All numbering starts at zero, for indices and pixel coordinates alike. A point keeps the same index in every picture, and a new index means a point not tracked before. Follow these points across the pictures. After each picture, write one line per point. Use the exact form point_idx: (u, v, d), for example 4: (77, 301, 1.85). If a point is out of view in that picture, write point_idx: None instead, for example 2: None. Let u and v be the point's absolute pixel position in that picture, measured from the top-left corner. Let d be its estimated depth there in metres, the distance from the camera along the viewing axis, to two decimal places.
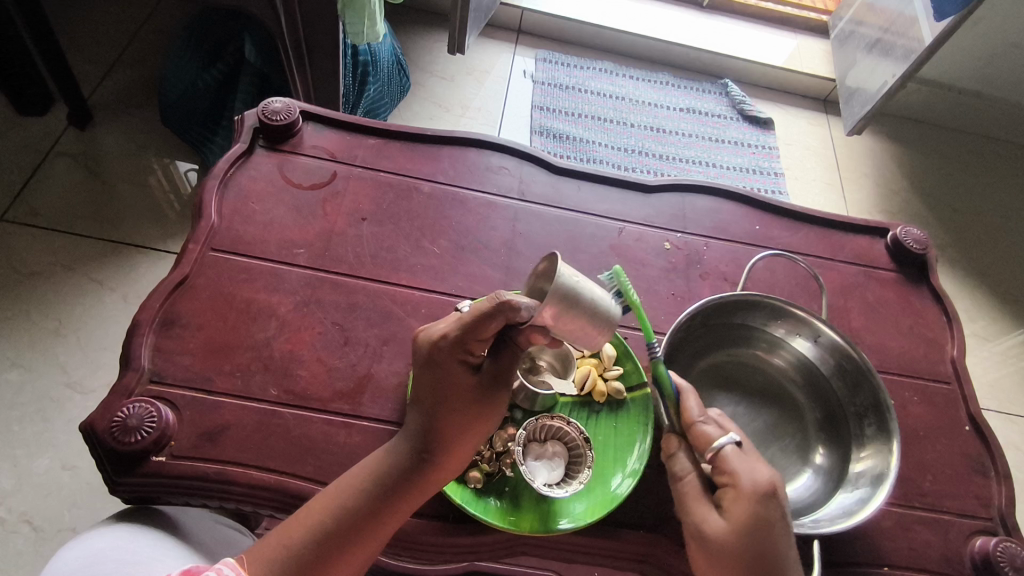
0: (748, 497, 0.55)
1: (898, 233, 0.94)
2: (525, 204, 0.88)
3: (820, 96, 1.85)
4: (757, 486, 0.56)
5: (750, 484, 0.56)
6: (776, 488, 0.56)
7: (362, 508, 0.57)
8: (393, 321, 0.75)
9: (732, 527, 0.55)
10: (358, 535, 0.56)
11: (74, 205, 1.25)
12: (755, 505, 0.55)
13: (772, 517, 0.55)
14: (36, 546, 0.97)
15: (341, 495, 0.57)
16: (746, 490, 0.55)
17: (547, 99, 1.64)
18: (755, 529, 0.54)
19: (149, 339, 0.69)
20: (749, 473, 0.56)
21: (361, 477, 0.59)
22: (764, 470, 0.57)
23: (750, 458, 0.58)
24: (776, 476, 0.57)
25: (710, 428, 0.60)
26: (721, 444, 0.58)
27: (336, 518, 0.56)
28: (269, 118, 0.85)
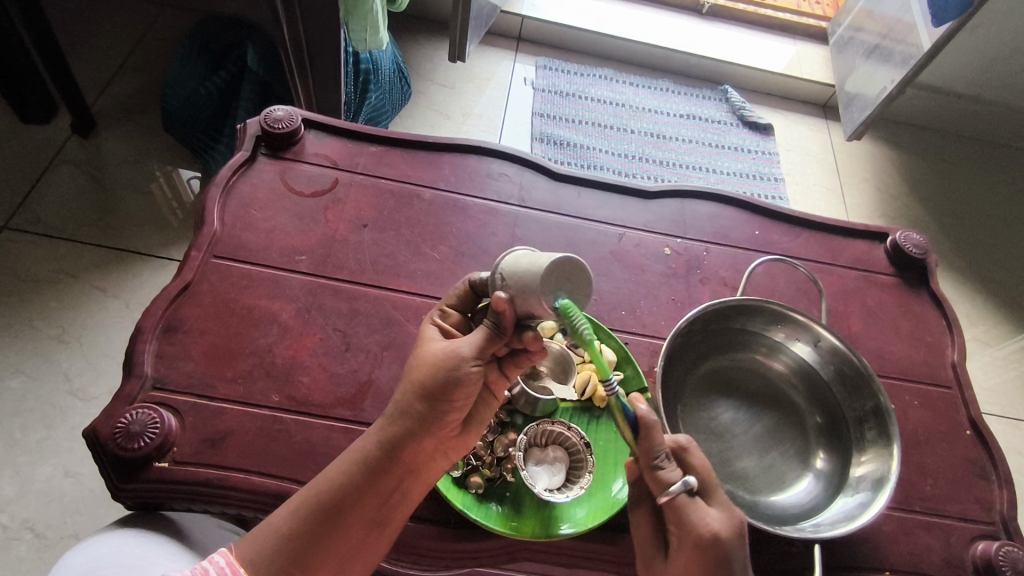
0: (692, 551, 0.54)
1: (898, 237, 0.94)
2: (526, 209, 0.88)
3: (820, 101, 1.86)
4: (700, 541, 0.54)
5: (694, 539, 0.54)
6: (724, 540, 0.54)
7: (341, 513, 0.55)
8: (394, 327, 0.76)
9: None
10: (338, 541, 0.54)
11: (77, 212, 1.26)
12: (700, 559, 0.54)
13: (730, 560, 0.54)
14: (38, 553, 0.97)
15: (318, 497, 0.55)
16: (691, 546, 0.54)
17: (547, 106, 1.65)
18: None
19: (152, 346, 0.69)
20: (696, 527, 0.54)
21: (337, 481, 0.56)
22: (713, 522, 0.55)
23: (700, 508, 0.56)
24: (725, 528, 0.55)
25: (667, 470, 0.57)
26: (672, 492, 0.56)
27: (316, 520, 0.54)
28: (271, 126, 0.85)
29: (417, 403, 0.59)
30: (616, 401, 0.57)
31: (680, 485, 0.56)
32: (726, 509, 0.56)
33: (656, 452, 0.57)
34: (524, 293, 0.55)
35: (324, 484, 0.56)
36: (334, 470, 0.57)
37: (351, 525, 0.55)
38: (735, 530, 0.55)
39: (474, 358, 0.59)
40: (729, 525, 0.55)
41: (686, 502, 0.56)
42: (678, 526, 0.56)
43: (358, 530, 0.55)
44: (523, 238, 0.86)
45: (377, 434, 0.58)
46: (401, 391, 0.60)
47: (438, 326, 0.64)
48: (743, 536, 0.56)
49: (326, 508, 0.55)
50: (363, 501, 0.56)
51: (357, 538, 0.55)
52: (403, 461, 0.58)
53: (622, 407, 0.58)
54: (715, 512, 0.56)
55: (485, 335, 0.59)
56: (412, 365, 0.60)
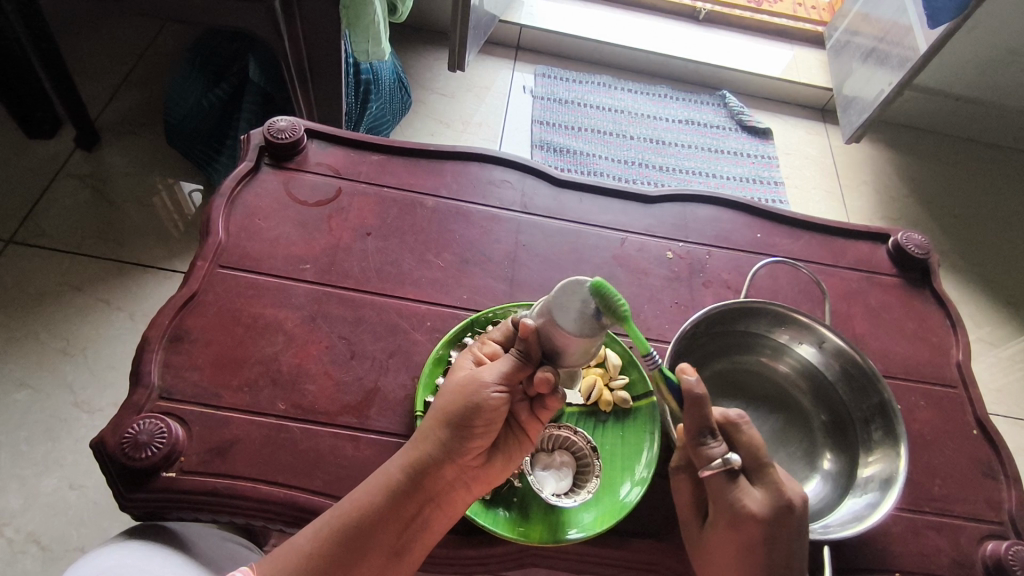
0: (730, 527, 0.57)
1: (899, 238, 0.95)
2: (528, 215, 0.89)
3: (818, 105, 1.87)
4: (738, 519, 0.57)
5: (732, 516, 0.57)
6: (761, 520, 0.56)
7: (365, 535, 0.56)
8: (399, 334, 0.76)
9: (714, 546, 0.59)
10: (357, 562, 0.55)
11: (81, 225, 1.26)
12: (739, 536, 0.57)
13: (777, 533, 0.56)
14: (45, 566, 0.97)
15: (343, 517, 0.56)
16: (729, 521, 0.57)
17: (547, 114, 1.66)
18: (742, 555, 0.57)
19: (158, 355, 0.69)
20: (734, 505, 0.57)
21: (363, 500, 0.57)
22: (751, 502, 0.57)
23: (741, 487, 0.58)
24: (767, 510, 0.57)
25: (711, 447, 0.59)
26: (713, 468, 0.57)
27: (338, 539, 0.56)
28: (274, 136, 0.86)
29: (440, 429, 0.59)
30: (659, 373, 0.64)
31: (720, 463, 0.57)
32: (770, 490, 0.57)
33: (703, 429, 0.59)
34: (545, 321, 0.57)
35: (351, 503, 0.57)
36: (361, 492, 0.58)
37: (371, 551, 0.56)
38: (779, 512, 0.57)
39: (496, 384, 0.59)
40: (770, 507, 0.56)
41: (727, 481, 0.58)
42: (717, 502, 0.58)
43: (377, 555, 0.56)
44: (526, 243, 0.86)
45: (405, 457, 0.59)
46: (431, 417, 0.61)
47: (475, 357, 0.65)
48: (790, 521, 0.57)
49: (354, 527, 0.56)
50: (383, 526, 0.57)
51: (375, 560, 0.56)
52: (428, 488, 0.59)
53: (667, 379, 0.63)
54: (756, 493, 0.58)
55: (515, 363, 0.59)
56: (442, 394, 0.61)
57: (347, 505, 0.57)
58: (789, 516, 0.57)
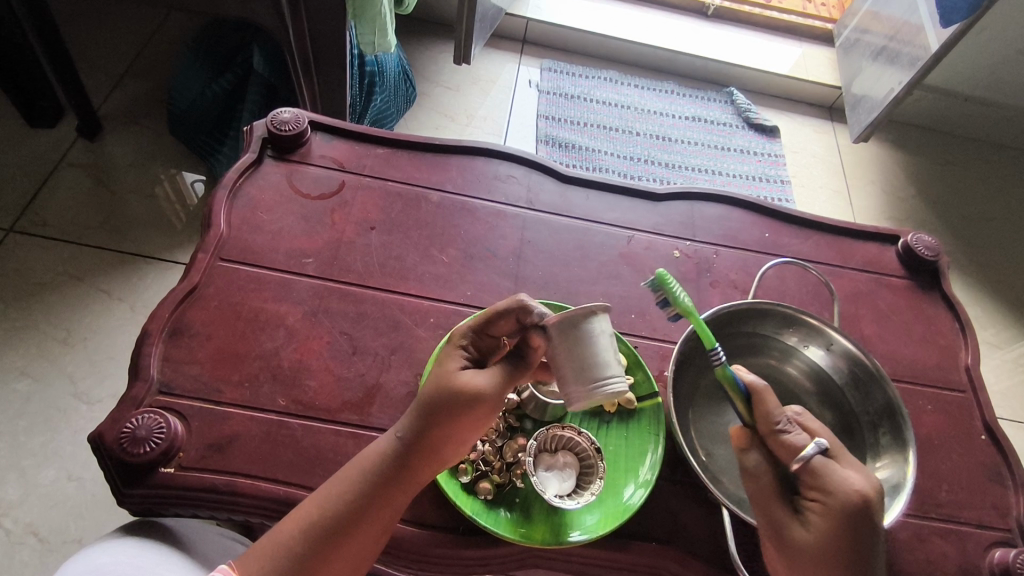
0: (840, 508, 0.55)
1: (909, 240, 0.93)
2: (533, 212, 0.88)
3: (826, 103, 1.85)
4: (852, 497, 0.56)
5: (845, 497, 0.56)
6: (869, 498, 0.56)
7: (355, 520, 0.56)
8: (402, 330, 0.75)
9: (815, 536, 0.56)
10: (339, 551, 0.55)
11: (82, 215, 1.25)
12: (846, 515, 0.55)
13: (875, 514, 0.56)
14: (44, 557, 0.96)
15: (325, 509, 0.56)
16: (840, 503, 0.56)
17: (552, 109, 1.65)
18: (845, 538, 0.55)
19: (158, 349, 0.68)
20: (837, 483, 0.57)
21: (352, 485, 0.57)
22: (855, 481, 0.57)
23: (840, 468, 0.58)
24: (868, 486, 0.57)
25: (795, 435, 0.60)
26: (808, 454, 0.58)
27: (320, 530, 0.55)
28: (278, 128, 0.85)
29: (433, 421, 0.58)
30: (725, 370, 0.63)
31: (813, 447, 0.59)
32: (862, 471, 0.58)
33: (776, 418, 0.61)
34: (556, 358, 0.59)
35: (336, 494, 0.56)
36: (342, 482, 0.57)
37: (357, 538, 0.56)
38: (875, 489, 0.57)
39: (498, 399, 0.59)
40: (870, 483, 0.57)
41: (824, 462, 0.58)
42: (816, 489, 0.57)
43: (362, 540, 0.56)
44: (531, 239, 0.85)
45: (395, 443, 0.58)
46: (422, 412, 0.58)
47: (466, 349, 0.62)
48: (880, 497, 0.58)
49: (336, 517, 0.55)
50: (369, 514, 0.56)
51: (362, 546, 0.56)
52: (420, 472, 0.58)
53: (732, 377, 0.63)
54: (852, 471, 0.58)
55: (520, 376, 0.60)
56: (436, 396, 0.58)
57: (335, 496, 0.56)
58: (880, 493, 0.58)
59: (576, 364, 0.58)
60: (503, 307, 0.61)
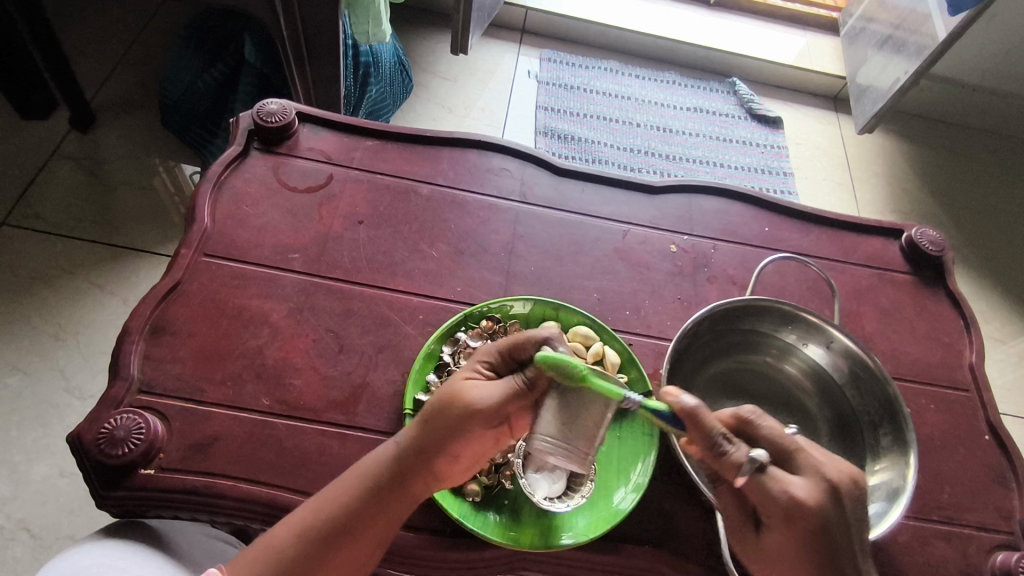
0: (785, 525, 0.53)
1: (913, 234, 0.91)
2: (527, 205, 0.86)
3: (830, 94, 1.82)
4: (790, 513, 0.53)
5: (784, 514, 0.53)
6: (809, 510, 0.52)
7: (345, 533, 0.54)
8: (390, 328, 0.73)
9: (775, 552, 0.55)
10: (334, 560, 0.54)
11: (74, 208, 1.24)
12: (794, 530, 0.53)
13: (832, 523, 0.52)
14: (35, 553, 0.95)
15: (318, 515, 0.54)
16: (782, 518, 0.53)
17: (551, 100, 1.62)
18: (803, 553, 0.53)
19: (139, 347, 0.67)
20: (780, 498, 0.53)
21: (343, 498, 0.55)
22: (795, 489, 0.53)
23: (778, 479, 0.54)
24: (813, 495, 0.53)
25: (733, 451, 0.55)
26: (744, 472, 0.54)
27: (313, 537, 0.54)
28: (264, 120, 0.83)
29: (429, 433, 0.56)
30: (647, 407, 0.55)
31: (749, 465, 0.54)
32: (811, 476, 0.54)
33: (711, 439, 0.55)
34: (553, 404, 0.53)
35: (330, 500, 0.55)
36: (336, 489, 0.56)
37: (352, 546, 0.55)
38: (827, 496, 0.53)
39: (495, 413, 0.56)
40: (816, 491, 0.53)
41: (761, 478, 0.54)
42: (761, 503, 0.54)
43: (359, 549, 0.55)
44: (524, 234, 0.83)
45: (393, 453, 0.57)
46: (422, 425, 0.57)
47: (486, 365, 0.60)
48: (834, 502, 0.53)
49: (330, 524, 0.54)
50: (364, 523, 0.55)
51: (359, 554, 0.55)
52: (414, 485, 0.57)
53: (655, 410, 0.55)
54: (798, 480, 0.54)
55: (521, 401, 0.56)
56: (439, 400, 0.57)
57: (327, 511, 0.55)
58: (834, 497, 0.53)
59: (551, 419, 0.53)
60: (534, 336, 0.58)
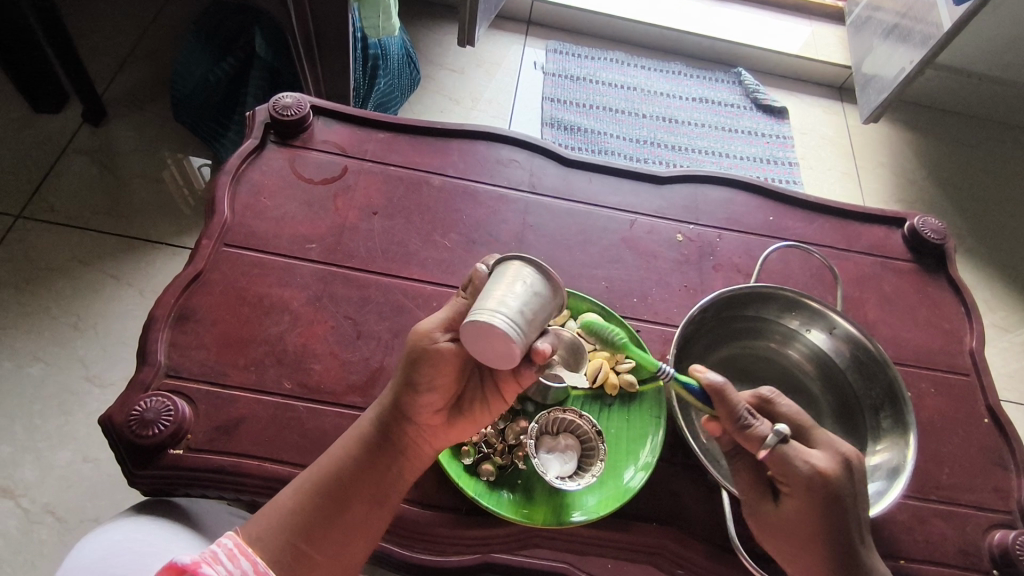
0: (805, 493, 0.56)
1: (916, 222, 0.93)
2: (536, 195, 0.88)
3: (835, 83, 1.82)
4: (811, 482, 0.56)
5: (805, 483, 0.56)
6: (831, 480, 0.56)
7: (340, 495, 0.57)
8: (405, 315, 0.75)
9: (791, 521, 0.57)
10: (340, 517, 0.56)
11: (91, 201, 1.26)
12: (814, 498, 0.56)
13: (844, 492, 0.56)
14: (61, 535, 0.99)
15: (323, 474, 0.57)
16: (802, 487, 0.56)
17: (557, 91, 1.63)
18: (821, 519, 0.56)
19: (165, 333, 0.70)
20: (803, 469, 0.56)
21: (333, 462, 0.58)
22: (816, 461, 0.56)
23: (800, 451, 0.57)
24: (832, 466, 0.56)
25: (757, 425, 0.57)
26: (769, 444, 0.56)
27: (321, 495, 0.56)
28: (280, 113, 0.85)
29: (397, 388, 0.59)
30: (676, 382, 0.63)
31: (773, 437, 0.57)
32: (827, 449, 0.58)
33: (737, 412, 0.58)
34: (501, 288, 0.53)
35: (332, 460, 0.58)
36: (336, 451, 0.59)
37: (355, 502, 0.57)
38: (842, 467, 0.57)
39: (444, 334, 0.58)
40: (833, 462, 0.57)
41: (785, 449, 0.57)
42: (783, 474, 0.57)
43: (359, 506, 0.57)
44: (533, 224, 0.85)
45: (374, 414, 0.60)
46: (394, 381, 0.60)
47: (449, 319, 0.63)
48: (850, 474, 0.57)
49: (333, 482, 0.57)
50: (361, 478, 0.58)
51: (360, 511, 0.57)
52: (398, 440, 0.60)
53: (685, 385, 0.63)
54: (818, 453, 0.57)
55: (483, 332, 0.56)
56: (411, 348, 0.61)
57: (317, 475, 0.57)
58: (848, 468, 0.57)
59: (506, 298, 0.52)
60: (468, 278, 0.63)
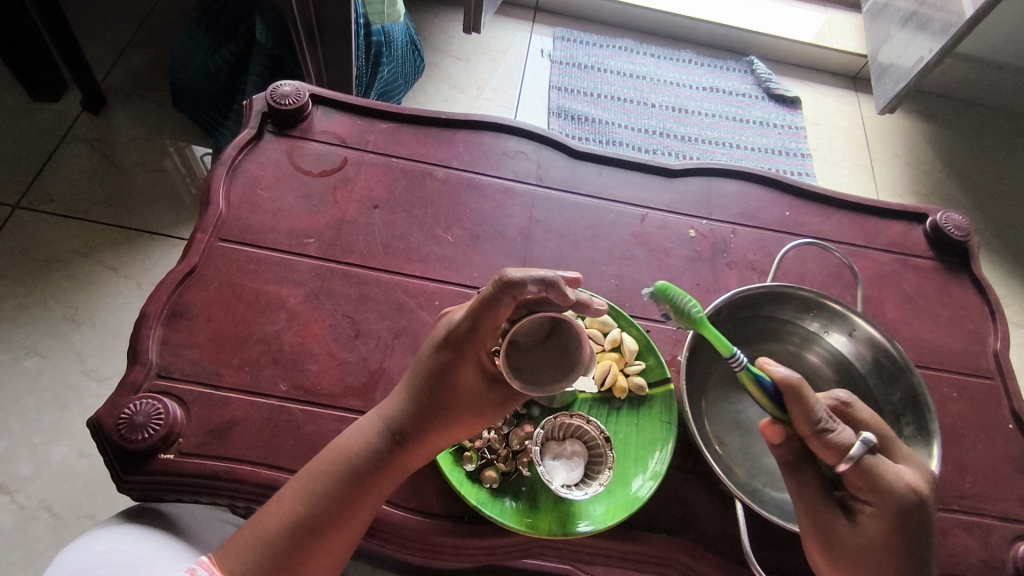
0: (895, 508, 0.53)
1: (938, 218, 0.89)
2: (543, 189, 0.84)
3: (850, 73, 1.77)
4: (903, 497, 0.54)
5: (895, 497, 0.54)
6: (924, 496, 0.54)
7: (350, 495, 0.56)
8: (406, 313, 0.73)
9: (874, 540, 0.54)
10: (329, 537, 0.55)
11: (89, 191, 1.24)
12: (903, 514, 0.53)
13: (929, 510, 0.54)
14: (57, 532, 0.97)
15: (315, 492, 0.55)
16: (891, 502, 0.53)
17: (564, 79, 1.59)
18: (905, 539, 0.53)
19: (157, 332, 0.67)
20: (892, 483, 0.54)
21: (328, 476, 0.56)
22: (906, 476, 0.55)
23: (886, 464, 0.55)
24: (920, 481, 0.55)
25: (843, 433, 0.55)
26: (858, 453, 0.54)
27: (311, 515, 0.54)
28: (277, 102, 0.82)
29: (418, 394, 0.58)
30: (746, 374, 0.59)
31: (861, 446, 0.54)
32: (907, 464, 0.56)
33: (819, 417, 0.55)
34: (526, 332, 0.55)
35: (324, 476, 0.56)
36: (328, 465, 0.57)
37: (346, 521, 0.55)
38: (925, 483, 0.56)
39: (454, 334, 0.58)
40: (919, 478, 0.55)
41: (872, 461, 0.54)
42: (868, 488, 0.54)
43: (351, 523, 0.56)
44: (540, 218, 0.82)
45: (373, 425, 0.58)
46: (400, 390, 0.60)
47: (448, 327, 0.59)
48: (931, 490, 0.56)
49: (326, 500, 0.55)
50: (356, 495, 0.56)
51: (352, 528, 0.56)
52: (414, 451, 0.58)
53: (757, 377, 0.58)
54: (906, 468, 0.56)
55: (489, 378, 0.58)
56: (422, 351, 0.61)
57: (326, 478, 0.56)
58: (930, 485, 0.56)
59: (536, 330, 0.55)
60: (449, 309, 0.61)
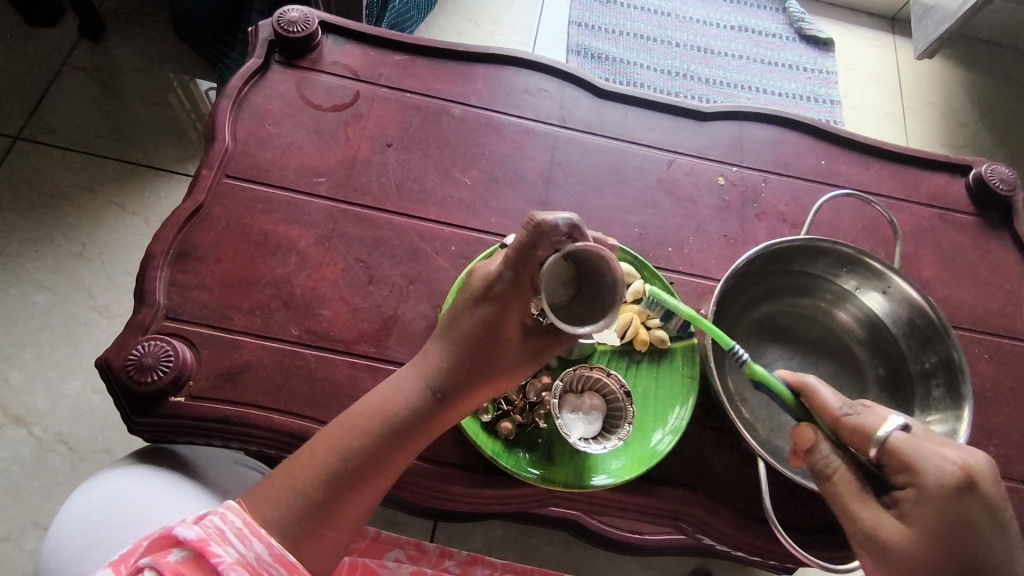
0: (942, 494, 0.49)
1: (983, 171, 0.84)
2: (566, 130, 0.79)
3: (889, 13, 1.66)
4: (953, 479, 0.49)
5: (939, 480, 0.50)
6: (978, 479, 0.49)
7: (388, 450, 0.53)
8: (421, 259, 0.70)
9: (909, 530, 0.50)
10: (358, 492, 0.52)
11: (92, 123, 1.19)
12: (955, 499, 0.49)
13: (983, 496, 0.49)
14: (74, 465, 0.98)
15: (347, 447, 0.52)
16: (939, 486, 0.49)
17: (585, 14, 1.50)
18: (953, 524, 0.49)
19: (163, 273, 0.65)
20: (941, 465, 0.50)
21: (361, 431, 0.53)
22: (952, 458, 0.50)
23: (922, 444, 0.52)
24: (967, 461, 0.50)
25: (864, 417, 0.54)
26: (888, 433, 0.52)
27: (343, 470, 0.52)
28: (285, 29, 0.76)
29: (462, 348, 0.55)
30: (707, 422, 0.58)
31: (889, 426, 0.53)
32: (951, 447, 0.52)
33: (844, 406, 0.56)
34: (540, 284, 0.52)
35: (357, 431, 0.53)
36: (361, 419, 0.54)
37: (377, 476, 0.53)
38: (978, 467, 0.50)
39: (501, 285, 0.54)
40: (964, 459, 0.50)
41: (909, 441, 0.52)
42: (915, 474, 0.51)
43: (380, 479, 0.53)
44: (561, 162, 0.77)
45: (412, 381, 0.55)
46: (438, 346, 0.56)
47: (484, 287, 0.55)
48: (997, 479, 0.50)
49: (355, 456, 0.52)
50: (393, 451, 0.54)
51: (379, 484, 0.53)
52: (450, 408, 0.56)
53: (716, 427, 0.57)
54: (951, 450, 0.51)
55: (525, 329, 0.54)
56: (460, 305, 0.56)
57: (362, 433, 0.53)
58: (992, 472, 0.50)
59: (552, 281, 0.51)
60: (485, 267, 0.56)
